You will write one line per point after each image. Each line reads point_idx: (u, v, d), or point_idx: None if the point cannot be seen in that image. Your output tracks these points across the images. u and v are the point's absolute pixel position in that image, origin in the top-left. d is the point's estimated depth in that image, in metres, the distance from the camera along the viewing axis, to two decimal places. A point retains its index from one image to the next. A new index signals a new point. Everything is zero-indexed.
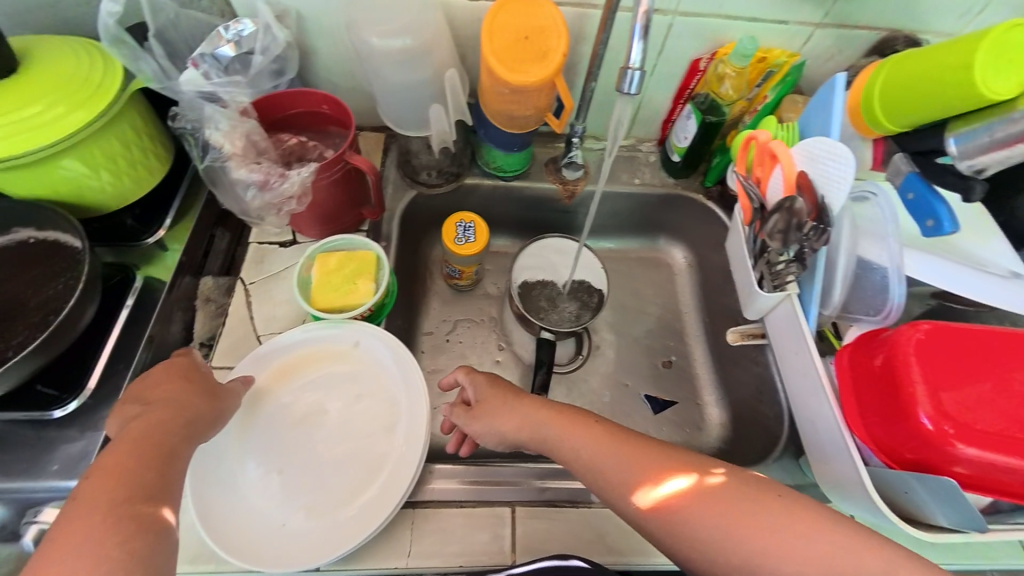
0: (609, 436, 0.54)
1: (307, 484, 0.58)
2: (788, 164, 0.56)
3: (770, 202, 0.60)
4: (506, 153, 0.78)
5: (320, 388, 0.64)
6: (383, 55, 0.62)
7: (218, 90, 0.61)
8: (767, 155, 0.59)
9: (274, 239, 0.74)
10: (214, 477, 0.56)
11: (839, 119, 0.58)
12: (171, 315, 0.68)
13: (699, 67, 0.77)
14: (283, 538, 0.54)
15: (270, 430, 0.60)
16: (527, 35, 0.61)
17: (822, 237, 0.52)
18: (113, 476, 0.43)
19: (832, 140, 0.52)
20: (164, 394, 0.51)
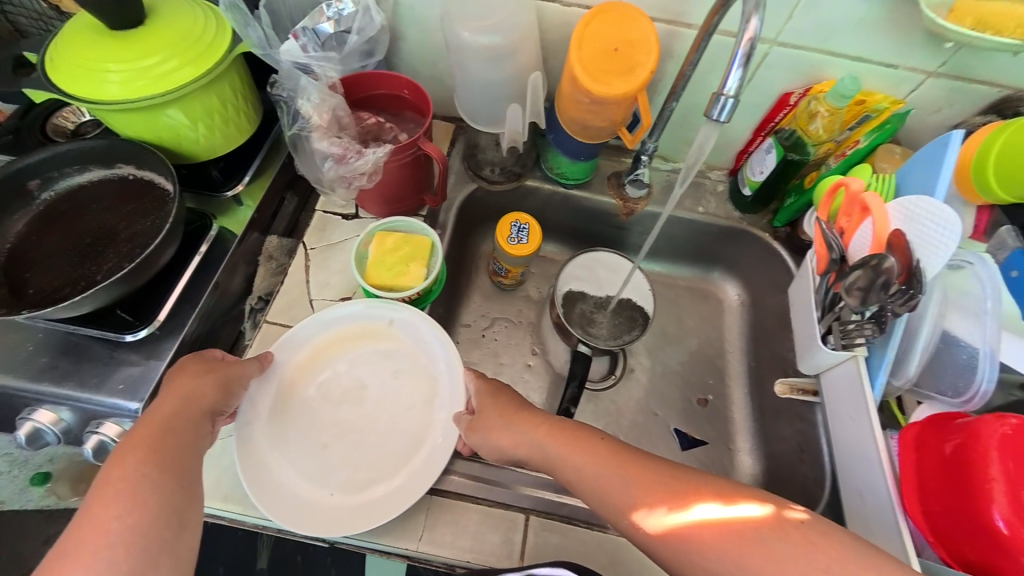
0: (612, 457, 0.51)
1: (347, 456, 0.60)
2: (880, 219, 0.52)
3: (851, 256, 0.56)
4: (572, 160, 0.78)
5: (363, 367, 0.65)
6: (471, 50, 0.63)
7: (313, 63, 0.65)
8: (857, 206, 0.56)
9: (338, 210, 0.77)
10: (260, 440, 0.59)
11: (947, 181, 0.54)
12: (236, 267, 0.73)
13: (789, 100, 0.73)
14: (326, 506, 0.56)
15: (313, 402, 0.63)
16: (616, 47, 0.60)
17: (909, 301, 0.48)
18: (120, 461, 0.45)
19: (938, 202, 0.49)
20: (178, 382, 0.53)
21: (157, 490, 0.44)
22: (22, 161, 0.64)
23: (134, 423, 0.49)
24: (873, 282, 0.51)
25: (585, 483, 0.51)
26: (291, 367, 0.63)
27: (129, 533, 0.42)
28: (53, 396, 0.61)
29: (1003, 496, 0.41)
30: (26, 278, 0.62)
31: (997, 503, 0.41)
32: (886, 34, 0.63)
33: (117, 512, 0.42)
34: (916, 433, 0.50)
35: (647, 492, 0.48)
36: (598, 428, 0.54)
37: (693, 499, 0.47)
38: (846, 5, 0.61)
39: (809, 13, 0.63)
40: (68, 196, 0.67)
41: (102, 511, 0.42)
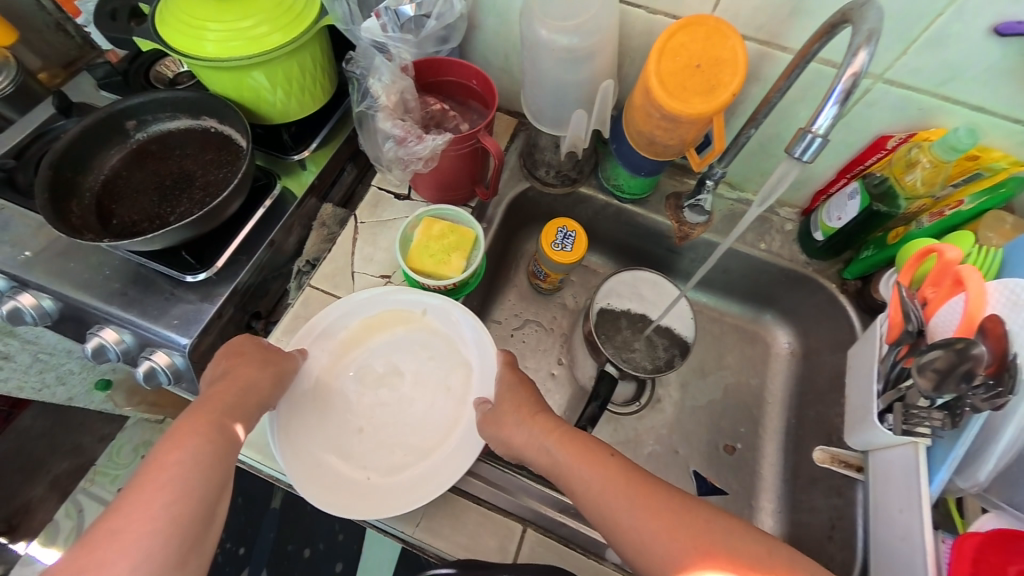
0: (619, 476, 0.49)
1: (381, 439, 0.61)
2: (977, 299, 0.45)
3: (932, 332, 0.49)
4: (631, 174, 0.75)
5: (398, 352, 0.67)
6: (547, 48, 0.61)
7: (389, 43, 0.66)
8: (949, 278, 0.48)
9: (392, 189, 0.78)
10: (298, 419, 0.60)
11: None
12: (292, 228, 0.75)
13: (886, 144, 0.66)
14: (362, 487, 0.58)
15: (349, 384, 0.64)
16: (699, 64, 0.56)
17: (994, 400, 0.42)
18: (180, 443, 0.47)
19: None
20: (238, 370, 0.56)
21: (206, 478, 0.46)
22: (124, 102, 0.69)
23: (196, 405, 0.52)
24: (953, 368, 0.44)
25: (586, 494, 0.49)
26: (328, 351, 0.65)
27: (175, 518, 0.43)
28: (118, 318, 0.65)
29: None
30: (112, 208, 0.67)
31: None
32: (1021, 86, 0.55)
33: (166, 499, 0.44)
34: (977, 544, 0.42)
35: (652, 518, 0.46)
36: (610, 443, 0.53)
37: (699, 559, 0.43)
38: (975, 47, 0.54)
39: (929, 51, 0.56)
40: (158, 140, 0.73)
41: (149, 492, 0.44)
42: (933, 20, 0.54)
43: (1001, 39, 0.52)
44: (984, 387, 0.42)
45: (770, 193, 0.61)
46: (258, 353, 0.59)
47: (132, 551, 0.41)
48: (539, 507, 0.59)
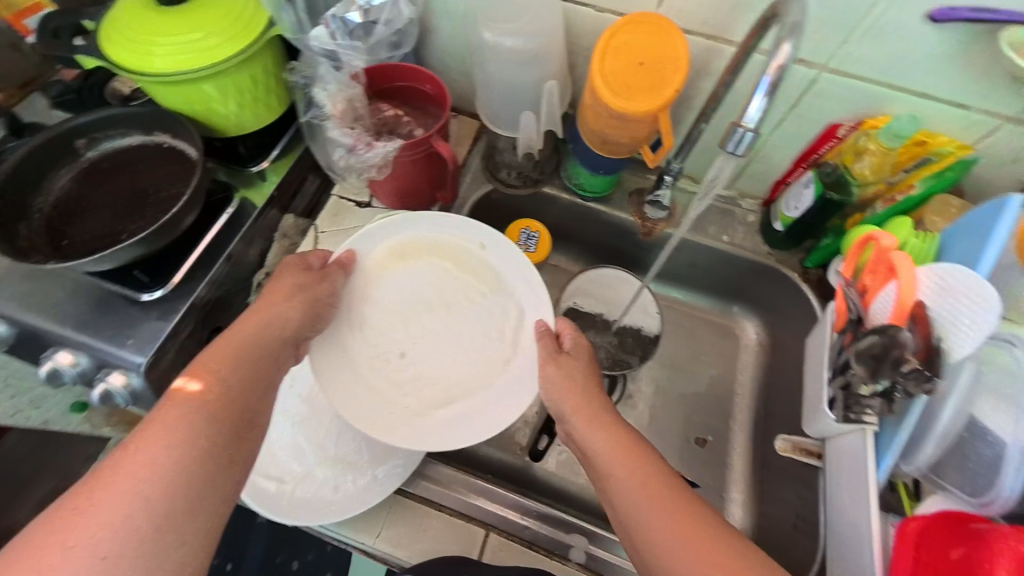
0: (629, 453, 0.50)
1: (423, 371, 0.62)
2: (908, 285, 0.45)
3: (870, 319, 0.49)
4: (591, 172, 0.75)
5: (441, 283, 0.66)
6: (493, 50, 0.60)
7: (340, 51, 0.66)
8: (884, 265, 0.48)
9: (353, 197, 0.76)
10: (338, 337, 0.61)
11: (997, 257, 0.45)
12: (254, 239, 0.74)
13: (837, 132, 0.66)
14: (402, 416, 0.59)
15: (393, 304, 0.64)
16: (642, 61, 0.56)
17: (923, 384, 0.43)
18: (179, 402, 0.45)
19: (977, 276, 0.42)
20: (255, 311, 0.55)
21: (203, 449, 0.44)
22: (72, 121, 0.68)
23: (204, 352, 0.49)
24: (885, 355, 0.45)
25: (606, 479, 0.50)
26: (370, 260, 0.65)
27: (162, 490, 0.40)
28: (74, 340, 0.64)
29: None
30: (64, 229, 0.67)
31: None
32: (962, 72, 0.56)
33: (151, 475, 0.41)
34: (918, 528, 0.42)
35: (664, 509, 0.45)
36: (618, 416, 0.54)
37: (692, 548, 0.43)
38: (914, 35, 0.54)
39: (870, 40, 0.57)
40: (111, 157, 0.72)
41: (134, 462, 0.41)
42: (870, 10, 0.54)
43: (937, 26, 0.53)
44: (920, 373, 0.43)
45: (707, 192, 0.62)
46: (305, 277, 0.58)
47: (82, 536, 0.37)
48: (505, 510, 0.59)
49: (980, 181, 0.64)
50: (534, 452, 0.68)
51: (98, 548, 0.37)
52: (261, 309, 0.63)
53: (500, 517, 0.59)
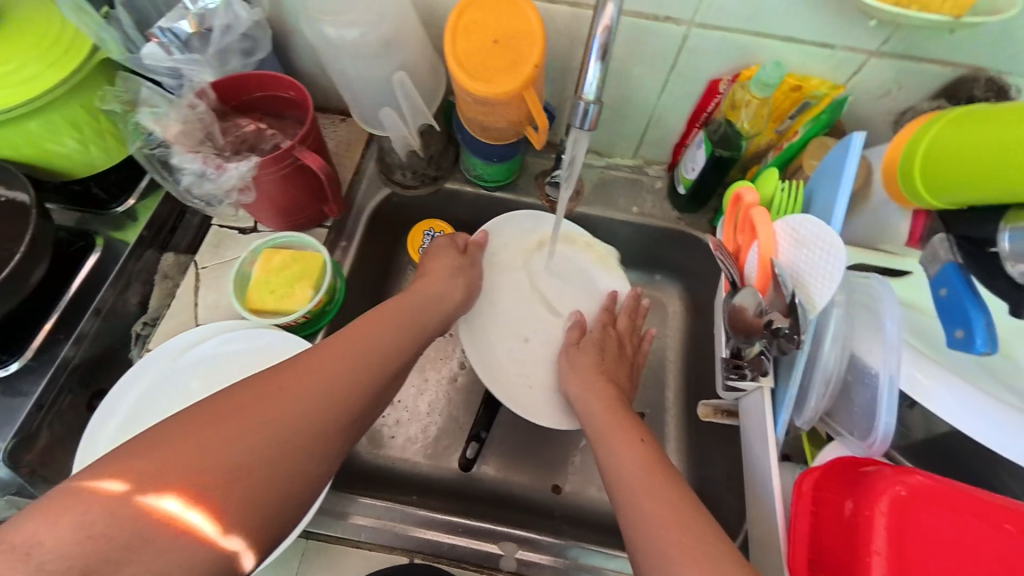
0: (650, 482, 0.46)
1: (534, 353, 0.67)
2: (767, 242, 0.44)
3: (745, 281, 0.48)
4: (485, 161, 0.70)
5: (556, 281, 0.71)
6: (338, 47, 0.55)
7: (182, 66, 0.61)
8: (748, 224, 0.47)
9: (234, 224, 0.70)
10: (480, 320, 0.68)
11: (851, 195, 0.43)
12: (128, 286, 0.68)
13: (718, 89, 0.65)
14: (519, 390, 0.65)
15: (513, 289, 0.70)
16: (496, 38, 0.53)
17: (789, 343, 0.41)
18: (318, 358, 0.46)
19: (827, 225, 0.40)
20: (428, 277, 0.62)
21: (333, 405, 0.44)
22: None
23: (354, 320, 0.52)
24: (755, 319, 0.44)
25: (620, 487, 0.47)
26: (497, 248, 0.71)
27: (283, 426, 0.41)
28: None
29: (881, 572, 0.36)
30: None
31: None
32: (820, 11, 0.54)
33: (287, 412, 0.42)
34: (814, 481, 0.41)
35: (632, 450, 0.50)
36: (638, 430, 0.53)
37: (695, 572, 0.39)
38: None
39: None
40: None
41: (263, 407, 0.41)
42: None
43: None
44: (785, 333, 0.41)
45: (569, 180, 0.57)
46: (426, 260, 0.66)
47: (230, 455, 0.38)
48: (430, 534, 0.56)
49: (859, 119, 0.65)
50: (462, 461, 0.66)
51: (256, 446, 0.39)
52: (111, 390, 0.56)
53: (423, 539, 0.56)
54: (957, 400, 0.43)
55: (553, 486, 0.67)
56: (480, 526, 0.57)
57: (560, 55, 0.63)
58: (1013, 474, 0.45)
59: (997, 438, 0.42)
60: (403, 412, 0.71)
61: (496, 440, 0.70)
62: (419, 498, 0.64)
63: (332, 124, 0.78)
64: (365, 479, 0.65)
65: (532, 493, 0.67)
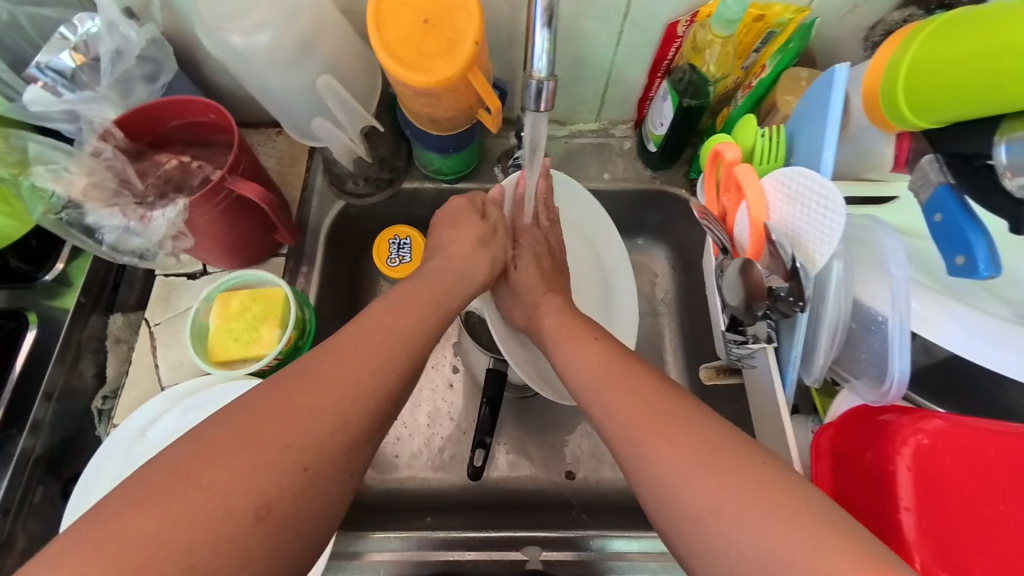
0: (608, 374, 0.45)
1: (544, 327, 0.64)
2: (756, 203, 0.41)
3: (736, 244, 0.45)
4: (441, 154, 0.64)
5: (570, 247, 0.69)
6: (245, 57, 0.48)
7: (76, 107, 0.53)
8: (733, 183, 0.44)
9: (180, 270, 0.65)
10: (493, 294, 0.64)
11: (837, 135, 0.39)
12: (79, 359, 0.63)
13: (676, 32, 0.59)
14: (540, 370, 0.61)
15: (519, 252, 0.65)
16: (425, 18, 0.47)
17: (794, 307, 0.39)
18: (365, 359, 0.41)
19: (819, 175, 0.37)
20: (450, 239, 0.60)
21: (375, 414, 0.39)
22: None
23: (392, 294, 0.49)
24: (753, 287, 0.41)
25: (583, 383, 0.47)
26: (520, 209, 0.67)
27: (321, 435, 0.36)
28: None
29: (914, 526, 0.34)
30: None
31: (915, 542, 0.34)
32: None
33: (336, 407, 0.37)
34: (830, 437, 0.41)
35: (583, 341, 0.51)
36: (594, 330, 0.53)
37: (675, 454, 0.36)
38: None
39: None
40: None
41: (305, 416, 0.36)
42: None
43: None
44: (783, 297, 0.39)
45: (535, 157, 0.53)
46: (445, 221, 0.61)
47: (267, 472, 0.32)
48: (453, 556, 0.58)
49: (828, 40, 0.60)
50: (472, 472, 0.63)
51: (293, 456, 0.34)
52: (82, 477, 0.53)
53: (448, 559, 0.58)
54: (958, 325, 0.42)
55: (567, 473, 0.67)
56: (497, 538, 0.59)
57: (501, 24, 0.56)
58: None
59: (1003, 359, 0.40)
60: (403, 428, 0.68)
61: (502, 439, 0.68)
62: (433, 519, 0.63)
63: (266, 140, 0.70)
64: (373, 510, 0.64)
65: (546, 486, 0.66)
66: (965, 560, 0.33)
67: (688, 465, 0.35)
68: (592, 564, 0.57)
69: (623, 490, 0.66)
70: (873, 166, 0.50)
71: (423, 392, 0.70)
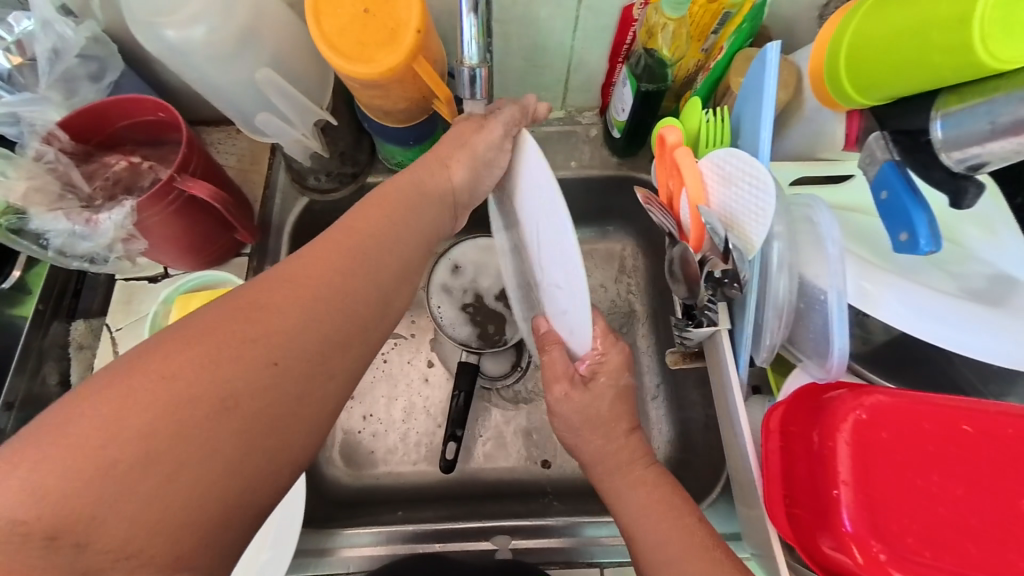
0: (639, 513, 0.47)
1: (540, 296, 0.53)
2: (694, 187, 0.41)
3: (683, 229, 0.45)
4: (403, 147, 0.63)
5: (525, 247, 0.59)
6: (186, 52, 0.47)
7: (18, 110, 0.52)
8: (674, 167, 0.44)
9: (141, 273, 0.64)
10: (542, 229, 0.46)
11: (773, 112, 0.38)
12: (41, 367, 0.63)
13: (632, 16, 0.59)
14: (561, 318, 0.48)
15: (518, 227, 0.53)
16: (366, 7, 0.46)
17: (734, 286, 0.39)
18: None
19: (751, 157, 0.37)
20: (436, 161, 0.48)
21: None
22: None
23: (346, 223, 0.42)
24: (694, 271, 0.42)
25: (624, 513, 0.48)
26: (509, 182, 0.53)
27: None
28: None
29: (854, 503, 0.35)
30: None
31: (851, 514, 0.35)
32: None
33: None
34: (781, 416, 0.40)
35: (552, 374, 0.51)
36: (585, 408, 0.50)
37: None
38: None
39: None
40: None
41: None
42: None
43: None
44: (723, 281, 0.40)
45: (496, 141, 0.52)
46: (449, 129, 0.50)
47: (190, 465, 0.30)
48: (425, 546, 0.59)
49: (783, 21, 0.60)
50: (444, 465, 0.63)
51: (276, 353, 0.33)
52: None
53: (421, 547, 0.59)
54: (904, 301, 0.43)
55: (541, 461, 0.67)
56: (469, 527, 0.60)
57: (452, 10, 0.55)
58: (969, 364, 0.45)
59: (944, 333, 0.42)
60: (375, 423, 0.68)
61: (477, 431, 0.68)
62: (404, 512, 0.63)
63: (225, 138, 0.69)
64: (346, 505, 0.64)
65: (519, 476, 0.66)
66: (898, 531, 0.34)
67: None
68: (564, 549, 0.58)
69: None
70: (827, 145, 0.51)
71: (397, 386, 0.70)
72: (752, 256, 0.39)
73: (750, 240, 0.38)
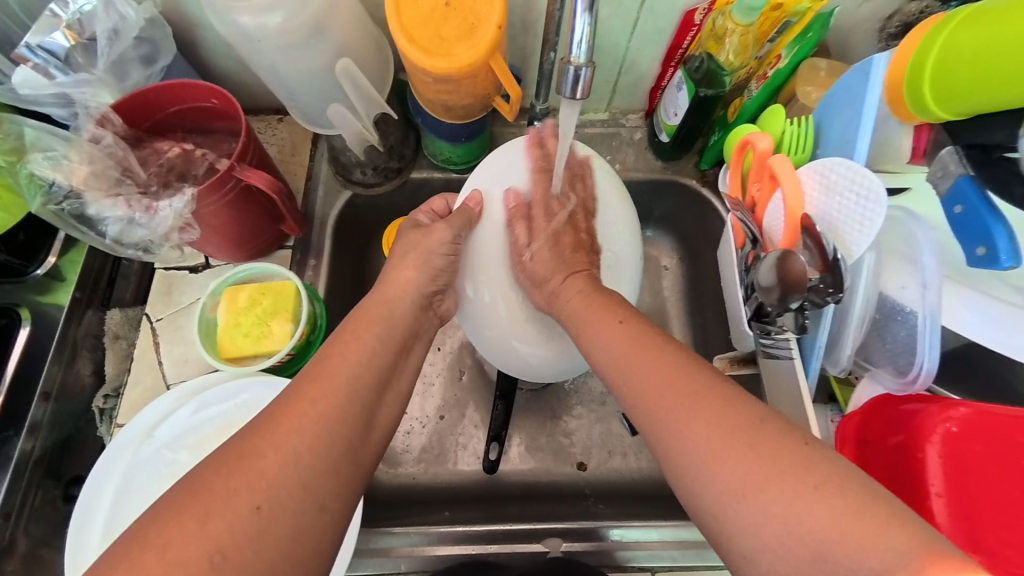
0: (636, 366, 0.39)
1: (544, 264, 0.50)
2: (791, 194, 0.41)
3: (764, 236, 0.45)
4: (453, 144, 0.61)
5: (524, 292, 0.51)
6: (257, 39, 0.46)
7: (68, 91, 0.51)
8: (765, 172, 0.44)
9: (181, 263, 0.63)
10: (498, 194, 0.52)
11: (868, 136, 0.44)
12: (76, 357, 0.61)
13: (694, 20, 0.59)
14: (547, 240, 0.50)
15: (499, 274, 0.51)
16: (446, 1, 0.45)
17: (831, 295, 0.39)
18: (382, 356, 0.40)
19: (858, 168, 0.39)
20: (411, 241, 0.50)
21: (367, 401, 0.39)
22: None
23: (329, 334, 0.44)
24: (782, 276, 0.42)
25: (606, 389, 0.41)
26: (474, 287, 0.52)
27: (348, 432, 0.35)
28: None
29: (946, 511, 0.36)
30: None
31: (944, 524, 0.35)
32: None
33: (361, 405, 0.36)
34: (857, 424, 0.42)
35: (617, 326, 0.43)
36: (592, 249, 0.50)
37: (721, 457, 0.32)
38: None
39: None
40: None
41: None
42: None
43: None
44: (816, 287, 0.40)
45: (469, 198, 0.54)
46: (416, 231, 0.51)
47: None
48: (468, 548, 0.58)
49: (842, 30, 0.60)
50: (487, 465, 0.63)
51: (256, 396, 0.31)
52: (86, 490, 0.50)
53: (464, 548, 0.58)
54: (977, 313, 0.43)
55: (578, 464, 0.67)
56: (513, 529, 0.59)
57: (516, 8, 0.55)
58: None
59: (1019, 345, 0.42)
60: (414, 422, 0.67)
61: (515, 433, 0.68)
62: (451, 513, 0.62)
63: (268, 127, 0.68)
64: (386, 504, 0.64)
65: (557, 478, 0.66)
66: (992, 541, 0.35)
67: (768, 495, 0.30)
68: (610, 552, 0.58)
69: (632, 477, 0.66)
70: (890, 156, 0.50)
71: (434, 386, 0.69)
72: (848, 261, 0.40)
73: (850, 247, 0.39)
